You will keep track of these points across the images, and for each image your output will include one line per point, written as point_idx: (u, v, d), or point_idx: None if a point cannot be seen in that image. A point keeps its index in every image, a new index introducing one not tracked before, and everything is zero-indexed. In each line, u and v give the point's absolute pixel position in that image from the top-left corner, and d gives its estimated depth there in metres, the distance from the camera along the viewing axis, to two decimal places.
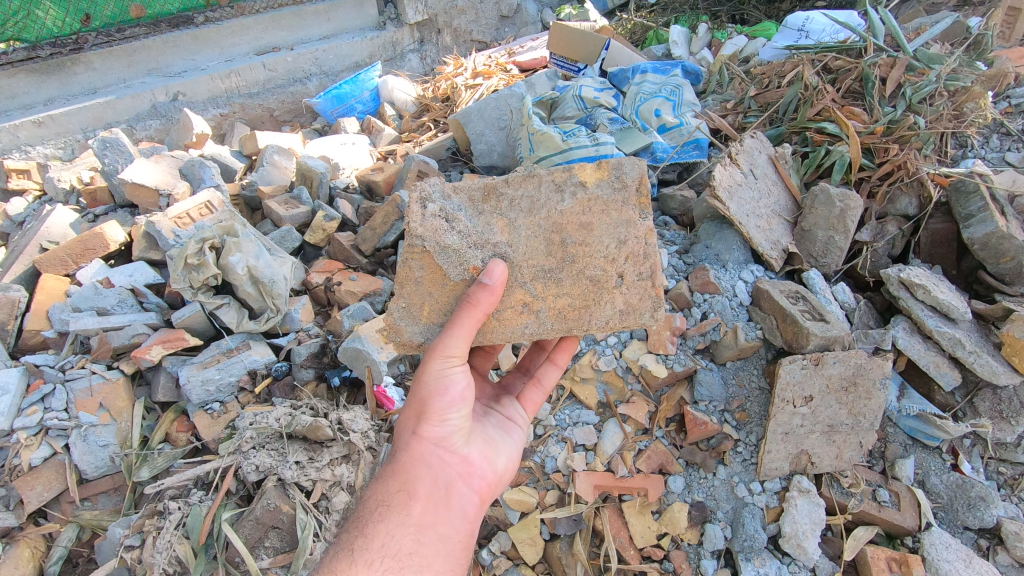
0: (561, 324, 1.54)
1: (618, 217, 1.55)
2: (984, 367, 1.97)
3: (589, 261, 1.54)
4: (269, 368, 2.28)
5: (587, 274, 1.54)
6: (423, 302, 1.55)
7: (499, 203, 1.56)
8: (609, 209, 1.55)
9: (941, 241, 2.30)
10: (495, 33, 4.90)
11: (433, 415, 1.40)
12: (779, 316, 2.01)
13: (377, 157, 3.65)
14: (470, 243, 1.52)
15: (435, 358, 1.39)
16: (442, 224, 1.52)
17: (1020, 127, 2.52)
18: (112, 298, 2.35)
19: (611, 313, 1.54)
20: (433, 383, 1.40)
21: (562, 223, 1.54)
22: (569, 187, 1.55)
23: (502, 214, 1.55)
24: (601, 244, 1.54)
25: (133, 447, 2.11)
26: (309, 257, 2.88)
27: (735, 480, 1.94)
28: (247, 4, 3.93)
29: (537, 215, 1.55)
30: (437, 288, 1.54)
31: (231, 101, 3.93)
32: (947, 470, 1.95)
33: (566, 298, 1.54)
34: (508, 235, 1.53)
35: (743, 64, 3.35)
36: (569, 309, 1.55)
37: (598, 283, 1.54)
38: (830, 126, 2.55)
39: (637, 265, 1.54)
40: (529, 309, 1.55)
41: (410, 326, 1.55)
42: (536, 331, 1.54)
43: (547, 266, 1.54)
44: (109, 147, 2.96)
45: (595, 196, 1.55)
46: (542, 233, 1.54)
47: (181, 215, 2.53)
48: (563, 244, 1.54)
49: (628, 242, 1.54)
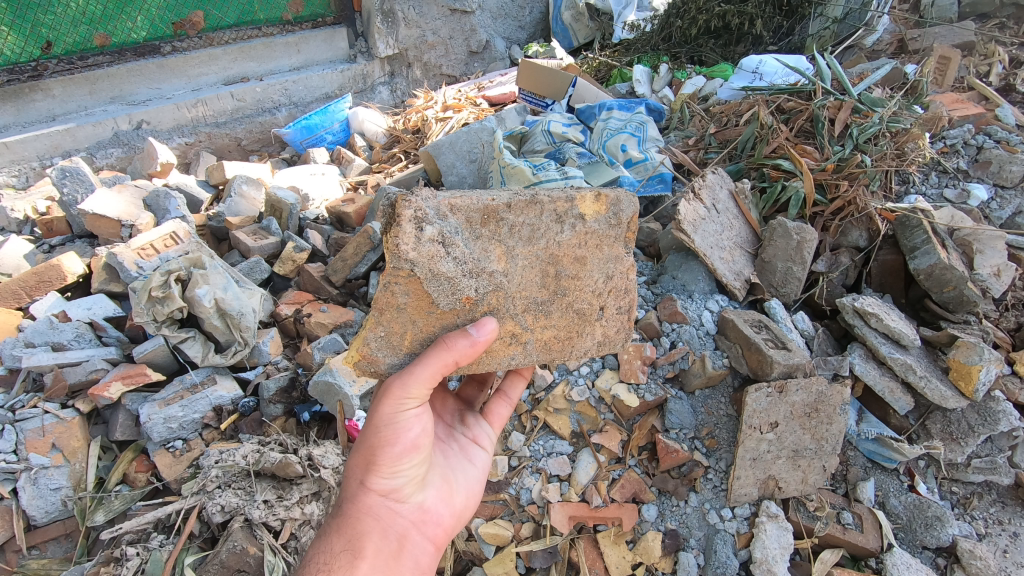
0: (546, 355, 1.60)
1: (608, 253, 1.62)
2: (934, 391, 2.07)
3: (578, 295, 1.61)
4: (236, 404, 2.23)
5: (575, 307, 1.61)
6: (405, 331, 1.48)
7: (497, 228, 1.52)
8: (602, 243, 1.61)
9: (891, 271, 2.44)
10: (464, 67, 5.02)
11: (385, 463, 1.36)
12: (744, 344, 2.08)
13: (348, 188, 3.66)
14: (465, 272, 1.48)
15: (391, 404, 1.32)
16: (439, 250, 1.44)
17: (955, 166, 2.73)
18: (69, 333, 2.26)
19: (591, 344, 1.64)
20: (386, 430, 1.34)
21: (558, 255, 1.57)
22: (570, 219, 1.56)
23: (500, 242, 1.53)
24: (591, 278, 1.61)
25: (88, 489, 2.02)
26: (278, 288, 2.84)
27: (707, 507, 1.97)
28: (216, 35, 3.93)
29: (535, 244, 1.55)
30: (423, 316, 1.48)
31: (197, 131, 3.90)
32: (904, 492, 2.04)
33: (553, 329, 1.60)
34: (505, 265, 1.53)
35: (702, 103, 3.53)
36: (554, 341, 1.61)
37: (583, 316, 1.62)
38: (785, 163, 2.71)
39: (620, 300, 1.65)
40: (517, 340, 1.57)
41: (389, 357, 1.47)
42: (521, 362, 1.58)
43: (539, 298, 1.57)
44: (68, 176, 2.88)
45: (591, 230, 1.59)
46: (538, 265, 1.56)
47: (145, 246, 2.47)
48: (557, 276, 1.58)
49: (614, 278, 1.63)
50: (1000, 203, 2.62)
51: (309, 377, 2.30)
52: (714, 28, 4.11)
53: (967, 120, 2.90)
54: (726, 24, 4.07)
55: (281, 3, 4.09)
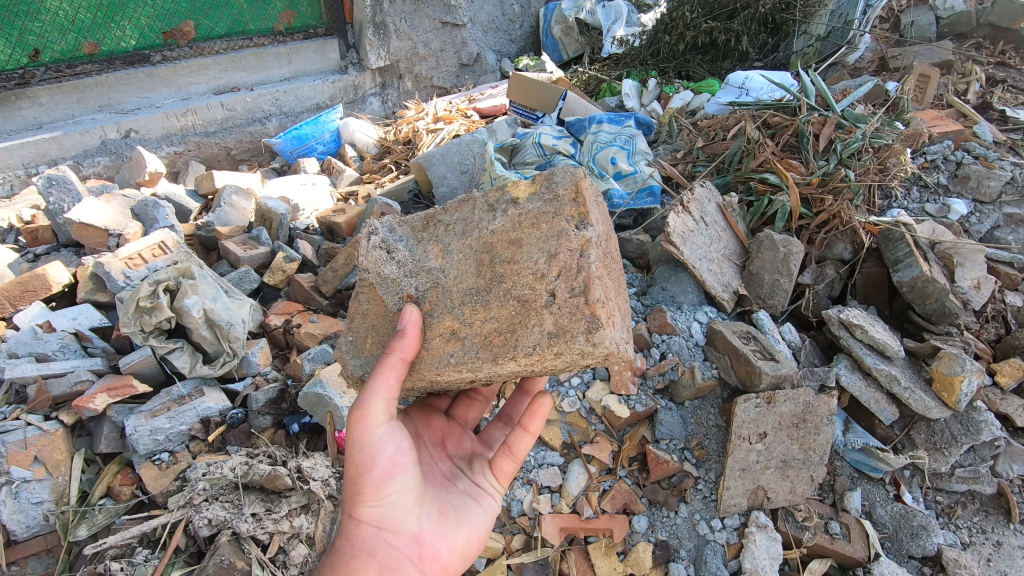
0: (487, 351, 1.36)
1: (548, 230, 1.40)
2: (918, 402, 2.11)
3: (516, 279, 1.38)
4: (224, 415, 2.21)
5: (515, 294, 1.38)
6: (366, 335, 1.52)
7: (436, 230, 1.53)
8: (539, 221, 1.42)
9: (874, 283, 2.49)
10: (455, 79, 5.05)
11: (366, 492, 1.33)
12: (733, 355, 2.11)
13: (338, 199, 3.66)
14: (407, 272, 1.50)
15: (358, 423, 1.32)
16: (383, 254, 1.52)
17: (935, 181, 2.80)
18: (54, 344, 2.23)
19: (539, 337, 1.32)
20: (361, 454, 1.33)
21: (492, 243, 1.44)
22: (500, 206, 1.47)
23: (439, 240, 1.52)
24: (528, 260, 1.39)
25: (71, 503, 1.98)
26: (267, 298, 2.83)
27: (697, 517, 1.98)
28: (206, 45, 3.93)
29: (469, 237, 1.48)
30: (380, 319, 1.52)
31: (186, 140, 3.88)
32: (891, 501, 2.07)
33: (492, 323, 1.38)
34: (441, 261, 1.48)
35: (690, 117, 3.59)
36: (495, 335, 1.37)
37: (527, 303, 1.36)
38: (771, 177, 2.76)
39: (567, 279, 1.34)
40: (455, 336, 1.41)
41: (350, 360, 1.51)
42: (461, 360, 1.38)
43: (474, 286, 1.42)
44: (55, 185, 2.84)
45: (525, 211, 1.44)
46: (472, 255, 1.46)
47: (133, 256, 2.45)
48: (492, 263, 1.43)
49: (558, 256, 1.36)
50: (978, 218, 2.69)
51: (299, 388, 2.28)
52: (701, 44, 4.18)
53: (946, 136, 2.98)
54: (713, 40, 4.15)
55: (272, 14, 4.10)
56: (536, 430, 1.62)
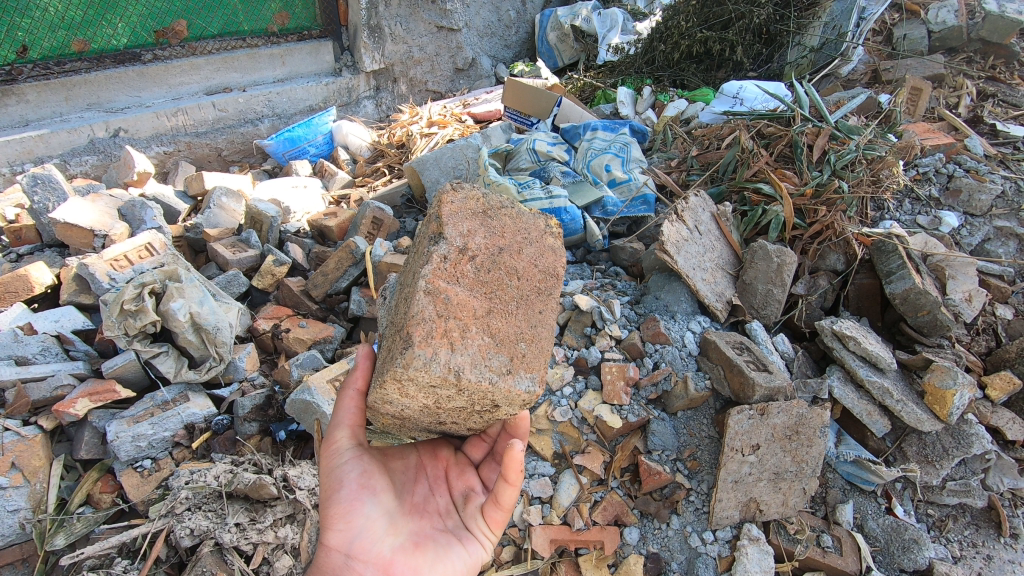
0: (372, 384, 1.33)
1: (421, 253, 1.38)
2: (910, 415, 2.10)
3: (399, 308, 1.36)
4: (208, 421, 2.15)
5: (397, 322, 1.35)
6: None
7: (397, 277, 1.66)
8: (420, 246, 1.41)
9: (867, 295, 2.49)
10: (450, 84, 5.04)
11: (333, 518, 1.34)
12: (726, 366, 2.09)
13: (330, 202, 3.63)
14: (381, 317, 1.61)
15: (325, 451, 1.41)
16: (379, 305, 1.70)
17: (927, 193, 2.81)
18: (35, 347, 2.18)
19: (387, 363, 1.25)
20: (330, 482, 1.39)
21: (404, 277, 1.47)
22: (415, 244, 1.54)
23: (395, 284, 1.63)
24: (410, 288, 1.37)
25: (48, 511, 1.93)
26: (256, 302, 2.78)
27: (689, 530, 1.95)
28: (199, 44, 3.89)
29: (399, 278, 1.55)
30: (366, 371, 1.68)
31: (177, 140, 3.83)
32: (882, 514, 2.05)
33: (385, 352, 1.36)
34: (389, 304, 1.57)
35: (685, 125, 3.59)
36: (381, 366, 1.33)
37: (396, 330, 1.31)
38: (765, 187, 2.75)
39: (417, 302, 1.27)
40: (371, 372, 1.42)
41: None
42: (364, 394, 1.37)
43: (389, 320, 1.45)
44: (39, 184, 2.78)
45: (421, 242, 1.46)
46: (396, 292, 1.51)
47: (118, 258, 2.41)
48: (400, 295, 1.44)
49: (416, 279, 1.33)
50: (969, 230, 2.71)
51: (286, 394, 2.24)
52: (696, 53, 4.20)
53: (938, 149, 3.00)
54: (708, 50, 4.16)
55: (266, 15, 4.07)
56: (518, 481, 1.36)
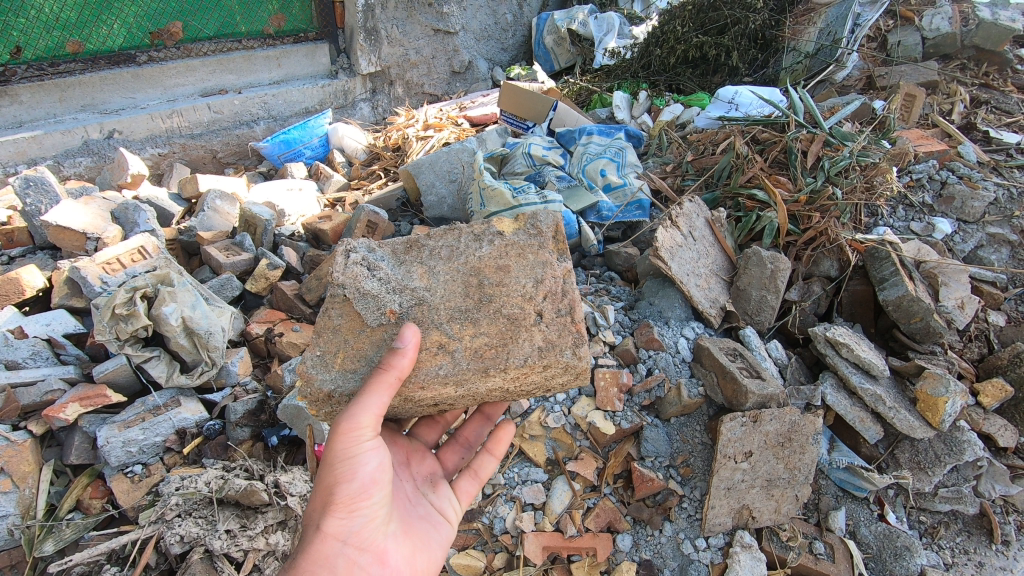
0: (479, 363, 1.47)
1: (534, 259, 1.62)
2: (903, 422, 2.11)
3: (505, 300, 1.55)
4: (200, 427, 2.15)
5: (505, 312, 1.54)
6: (338, 348, 1.50)
7: (420, 252, 1.62)
8: (525, 252, 1.63)
9: (860, 301, 2.50)
10: (446, 87, 5.04)
11: (340, 505, 1.30)
12: (719, 373, 2.09)
13: (325, 205, 3.63)
14: (390, 289, 1.54)
15: (340, 435, 1.31)
16: (363, 271, 1.56)
17: (921, 200, 2.82)
18: (25, 351, 2.16)
19: (530, 350, 1.49)
20: (341, 466, 1.31)
21: (479, 267, 1.60)
22: (487, 236, 1.65)
23: (424, 263, 1.60)
24: (517, 284, 1.58)
25: (37, 517, 1.91)
26: (250, 306, 2.77)
27: (681, 536, 1.96)
28: (194, 46, 3.88)
29: (455, 262, 1.61)
30: (354, 334, 1.51)
31: (171, 141, 3.82)
32: (875, 521, 2.06)
33: (483, 337, 1.51)
34: (427, 281, 1.57)
35: (680, 130, 3.59)
36: (485, 348, 1.50)
37: (515, 320, 1.53)
38: (759, 194, 2.77)
39: (556, 301, 1.57)
40: (444, 350, 1.49)
41: (320, 373, 1.47)
42: (451, 371, 1.46)
43: (464, 306, 1.55)
44: (32, 186, 2.77)
45: (512, 243, 1.64)
46: (459, 277, 1.59)
47: (111, 261, 2.39)
48: (480, 285, 1.58)
49: (544, 281, 1.58)
50: (963, 236, 2.72)
51: (279, 400, 2.23)
52: (692, 58, 4.21)
53: (932, 156, 3.01)
54: (704, 55, 4.17)
55: (263, 17, 4.06)
56: (501, 454, 1.71)
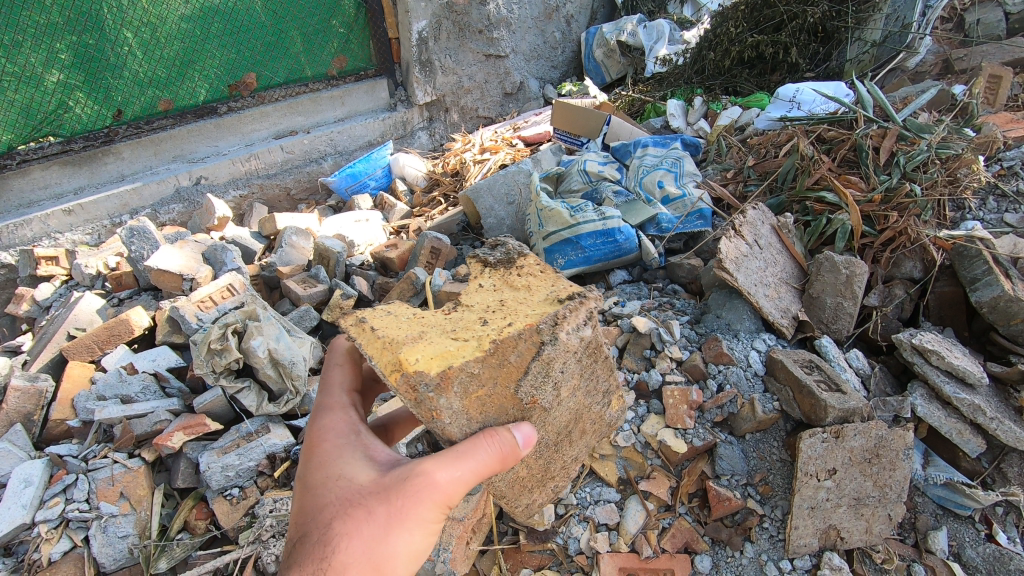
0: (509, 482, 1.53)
1: (604, 429, 1.68)
2: (1008, 433, 1.95)
3: (564, 461, 1.62)
4: (288, 451, 2.29)
5: (553, 462, 1.60)
6: (484, 387, 1.37)
7: (590, 368, 1.53)
8: (606, 418, 1.65)
9: (949, 303, 2.33)
10: (499, 109, 5.18)
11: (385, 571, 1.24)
12: (795, 387, 2.02)
13: (390, 232, 3.81)
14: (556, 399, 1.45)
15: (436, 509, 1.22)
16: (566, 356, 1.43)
17: (1015, 188, 2.61)
18: (136, 386, 2.38)
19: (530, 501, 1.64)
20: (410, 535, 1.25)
21: (585, 421, 1.61)
22: (615, 396, 1.65)
23: (581, 381, 1.53)
24: (579, 452, 1.64)
25: (152, 537, 2.09)
26: (327, 334, 2.94)
27: (764, 558, 1.89)
28: (267, 94, 4.18)
29: (589, 395, 1.57)
30: (503, 387, 1.39)
31: (250, 183, 4.14)
32: (982, 542, 1.90)
33: (529, 472, 1.57)
34: (562, 397, 1.48)
35: (739, 133, 3.52)
36: (523, 477, 1.58)
37: (546, 474, 1.62)
38: (829, 196, 2.65)
39: (562, 484, 1.70)
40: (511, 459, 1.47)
41: (439, 396, 1.31)
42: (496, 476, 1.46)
43: (552, 442, 1.54)
44: (135, 235, 3.08)
45: (611, 415, 1.68)
46: (577, 417, 1.57)
47: (204, 299, 2.64)
48: (571, 438, 1.59)
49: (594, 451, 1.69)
50: None
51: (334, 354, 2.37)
52: (747, 58, 4.10)
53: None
54: (761, 54, 4.07)
55: (326, 61, 4.32)
56: None
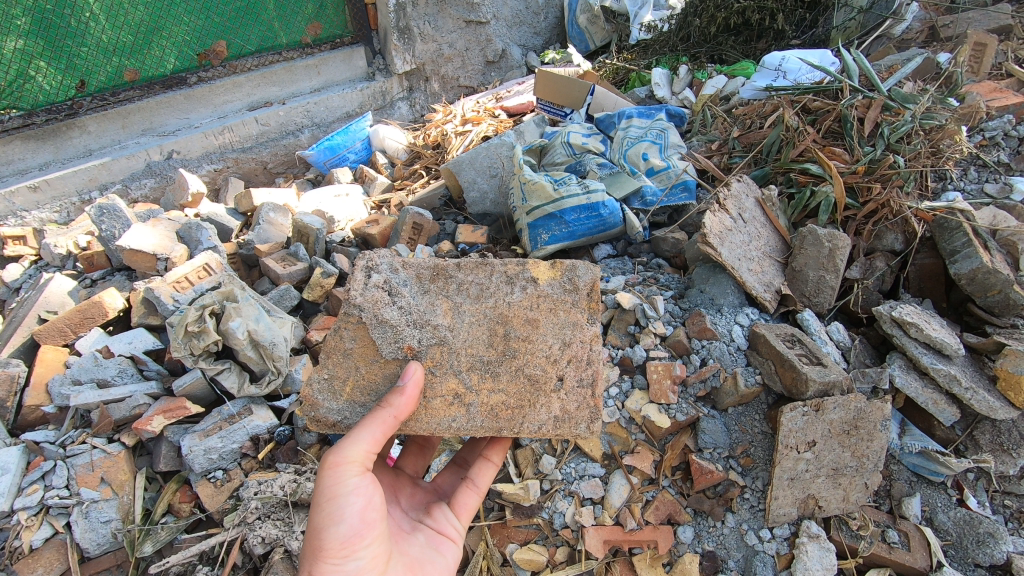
0: (492, 421, 1.62)
1: (565, 318, 1.71)
2: (982, 403, 1.98)
3: (530, 359, 1.67)
4: (272, 433, 2.28)
5: (527, 372, 1.66)
6: (347, 376, 1.66)
7: (446, 284, 1.72)
8: (557, 308, 1.71)
9: (928, 276, 2.37)
10: (481, 78, 5.04)
11: (329, 551, 1.32)
12: (777, 361, 2.03)
13: (372, 207, 3.73)
14: (410, 322, 1.68)
15: (333, 470, 1.36)
16: (385, 296, 1.70)
17: (995, 159, 2.63)
18: (112, 369, 2.33)
19: (547, 418, 1.62)
20: (328, 506, 1.35)
21: (507, 316, 1.71)
22: (520, 281, 1.74)
23: (449, 298, 1.72)
24: (545, 342, 1.69)
25: (136, 522, 2.08)
26: (309, 313, 2.89)
27: (745, 527, 1.94)
28: (239, 63, 4.02)
29: (484, 303, 1.72)
30: (365, 363, 1.66)
31: (225, 157, 4.01)
32: (954, 506, 1.97)
33: (501, 395, 1.64)
34: (450, 319, 1.69)
35: (725, 103, 3.47)
36: (502, 408, 1.63)
37: (537, 384, 1.65)
38: (813, 167, 2.63)
39: (582, 373, 1.66)
40: (460, 401, 1.64)
41: (329, 401, 1.64)
42: (463, 424, 1.61)
43: (486, 357, 1.67)
44: (106, 214, 2.97)
45: (545, 294, 1.73)
46: (486, 323, 1.70)
47: (180, 279, 2.58)
48: (506, 337, 1.69)
49: (572, 345, 1.68)
50: None
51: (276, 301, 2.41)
52: (733, 25, 4.01)
53: (1007, 110, 2.76)
54: (747, 20, 3.97)
55: (300, 28, 4.15)
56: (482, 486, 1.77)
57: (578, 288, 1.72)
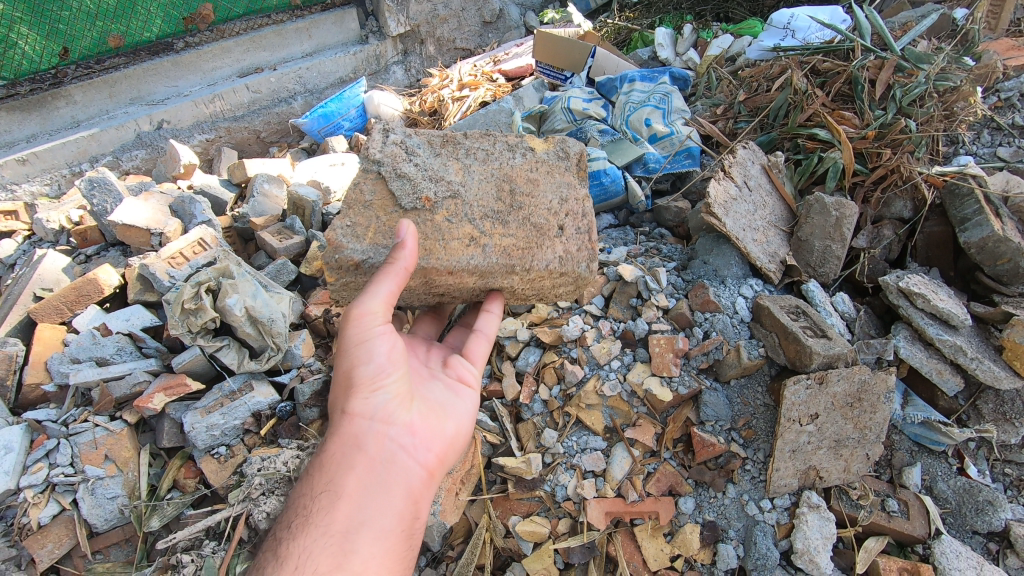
0: (506, 259, 1.68)
1: (561, 181, 1.86)
2: (986, 372, 1.97)
3: (534, 210, 1.78)
4: (274, 408, 2.28)
5: (533, 222, 1.76)
6: (369, 223, 1.71)
7: (456, 149, 1.86)
8: (552, 171, 1.87)
9: (938, 243, 2.29)
10: (478, 39, 4.87)
11: (358, 386, 1.48)
12: (781, 333, 2.01)
13: (368, 176, 3.66)
14: (426, 178, 1.78)
15: (355, 320, 1.50)
16: (402, 154, 1.82)
17: (1011, 121, 2.53)
18: (111, 347, 2.32)
19: (552, 257, 1.71)
20: (355, 349, 1.51)
21: (511, 176, 1.84)
22: (520, 149, 1.90)
23: (459, 160, 1.85)
24: (545, 198, 1.81)
25: (142, 497, 2.10)
26: (307, 287, 2.86)
27: (745, 498, 1.95)
28: (227, 27, 3.88)
29: (489, 164, 1.85)
30: (385, 212, 1.73)
31: (216, 126, 3.90)
32: (953, 475, 1.98)
33: (512, 238, 1.72)
34: (461, 177, 1.81)
35: (730, 64, 3.34)
36: (513, 249, 1.71)
37: (542, 230, 1.75)
38: (822, 132, 2.56)
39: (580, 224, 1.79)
40: (474, 243, 1.70)
41: (352, 243, 1.67)
42: (480, 262, 1.67)
43: (496, 209, 1.77)
44: (96, 187, 2.92)
45: (542, 160, 1.89)
46: (493, 181, 1.82)
47: (175, 255, 2.54)
48: (512, 192, 1.81)
49: (569, 202, 1.81)
50: None
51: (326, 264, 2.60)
52: None
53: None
54: None
55: None
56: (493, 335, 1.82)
57: (569, 157, 1.91)
